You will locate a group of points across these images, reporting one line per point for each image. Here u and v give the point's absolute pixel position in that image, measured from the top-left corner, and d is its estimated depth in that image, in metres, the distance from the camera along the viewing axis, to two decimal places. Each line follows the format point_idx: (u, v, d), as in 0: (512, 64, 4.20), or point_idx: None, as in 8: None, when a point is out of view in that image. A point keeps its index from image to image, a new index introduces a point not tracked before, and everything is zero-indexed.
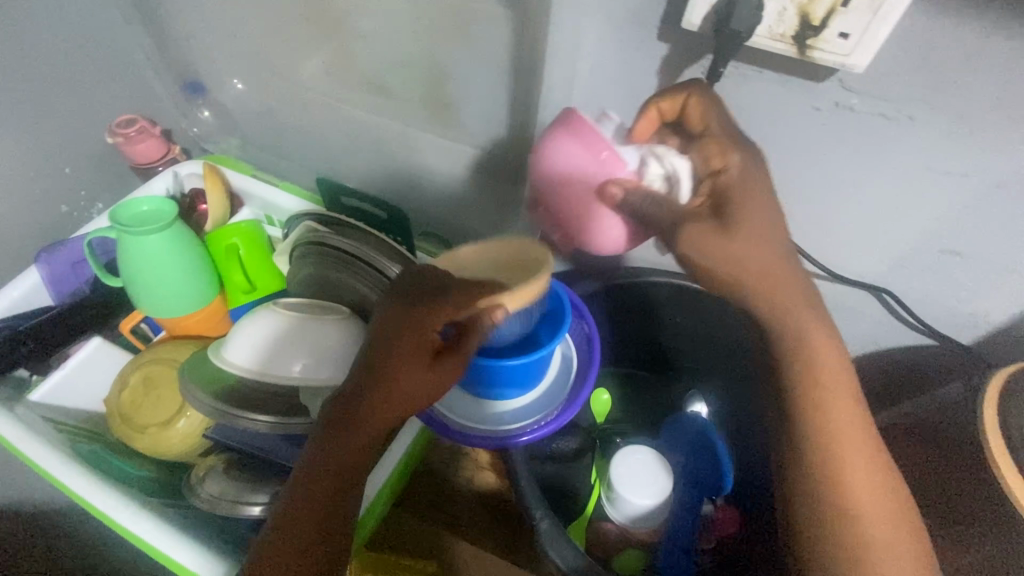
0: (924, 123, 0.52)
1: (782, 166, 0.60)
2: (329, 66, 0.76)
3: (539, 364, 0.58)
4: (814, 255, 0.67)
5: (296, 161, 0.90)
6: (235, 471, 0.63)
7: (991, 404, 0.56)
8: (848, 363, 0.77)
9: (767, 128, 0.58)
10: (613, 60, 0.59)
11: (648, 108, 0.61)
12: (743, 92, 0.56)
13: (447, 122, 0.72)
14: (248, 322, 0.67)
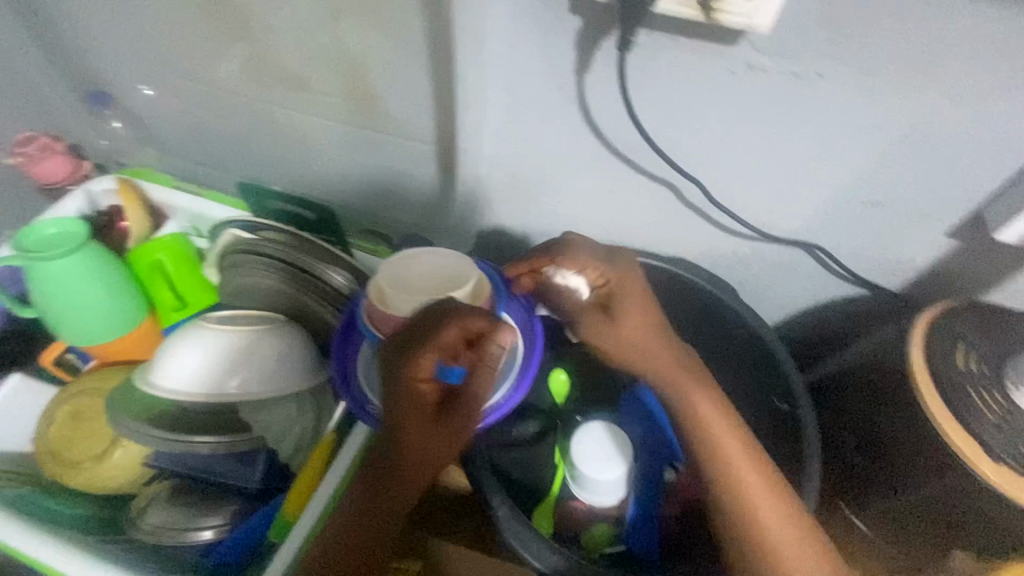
0: (830, 78, 0.53)
1: (703, 134, 0.61)
2: (238, 68, 0.68)
3: None
4: (744, 218, 0.68)
5: (221, 168, 0.86)
6: (180, 497, 0.62)
7: (918, 347, 0.59)
8: (788, 320, 0.80)
9: (687, 96, 0.58)
10: (530, 43, 0.58)
11: (569, 85, 0.60)
12: (659, 63, 0.56)
13: (369, 117, 0.67)
14: (171, 346, 0.63)
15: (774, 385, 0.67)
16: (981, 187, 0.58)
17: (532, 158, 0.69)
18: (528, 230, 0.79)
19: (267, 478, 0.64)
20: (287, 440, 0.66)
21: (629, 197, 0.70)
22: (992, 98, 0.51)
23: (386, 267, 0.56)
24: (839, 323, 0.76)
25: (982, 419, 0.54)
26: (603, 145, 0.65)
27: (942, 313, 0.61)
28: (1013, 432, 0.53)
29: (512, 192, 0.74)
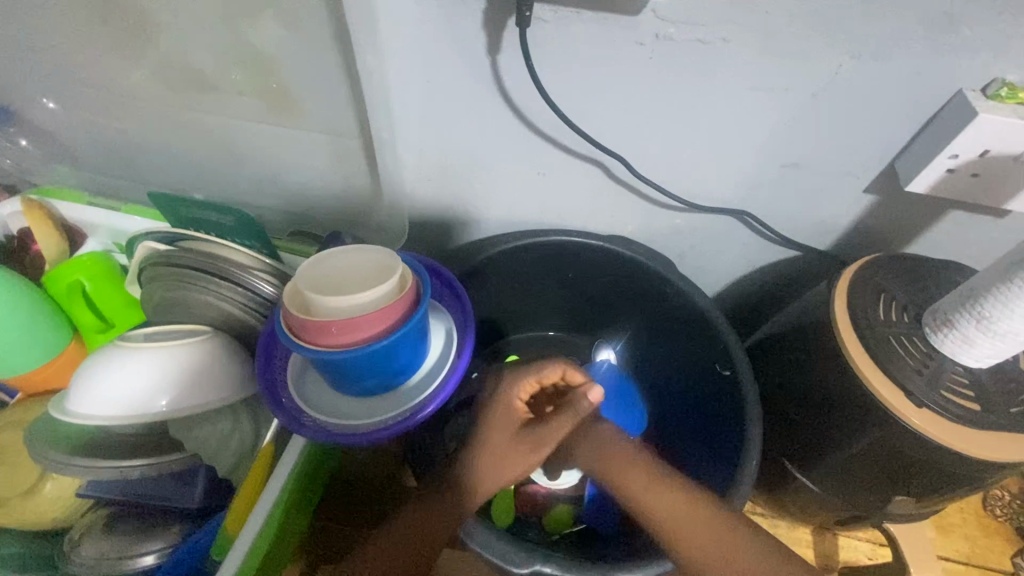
0: (737, 43, 0.53)
1: (622, 109, 0.60)
2: (147, 72, 0.68)
3: (412, 341, 0.57)
4: (674, 191, 0.68)
5: (147, 178, 0.83)
6: (116, 527, 0.67)
7: (842, 305, 0.60)
8: (731, 286, 0.81)
9: (600, 72, 0.57)
10: (433, 27, 0.56)
11: (482, 69, 0.59)
12: (568, 39, 0.55)
13: (289, 113, 0.68)
14: (98, 368, 0.65)
15: (715, 353, 0.68)
16: (896, 143, 0.59)
17: (459, 146, 0.68)
18: (467, 220, 0.78)
19: (206, 497, 0.68)
20: (229, 461, 0.68)
21: (560, 179, 0.70)
22: (897, 52, 0.51)
23: (298, 273, 0.55)
24: (778, 284, 0.79)
25: (904, 366, 0.56)
26: (526, 127, 0.64)
27: (863, 265, 0.62)
28: (932, 376, 0.55)
29: (444, 183, 0.73)
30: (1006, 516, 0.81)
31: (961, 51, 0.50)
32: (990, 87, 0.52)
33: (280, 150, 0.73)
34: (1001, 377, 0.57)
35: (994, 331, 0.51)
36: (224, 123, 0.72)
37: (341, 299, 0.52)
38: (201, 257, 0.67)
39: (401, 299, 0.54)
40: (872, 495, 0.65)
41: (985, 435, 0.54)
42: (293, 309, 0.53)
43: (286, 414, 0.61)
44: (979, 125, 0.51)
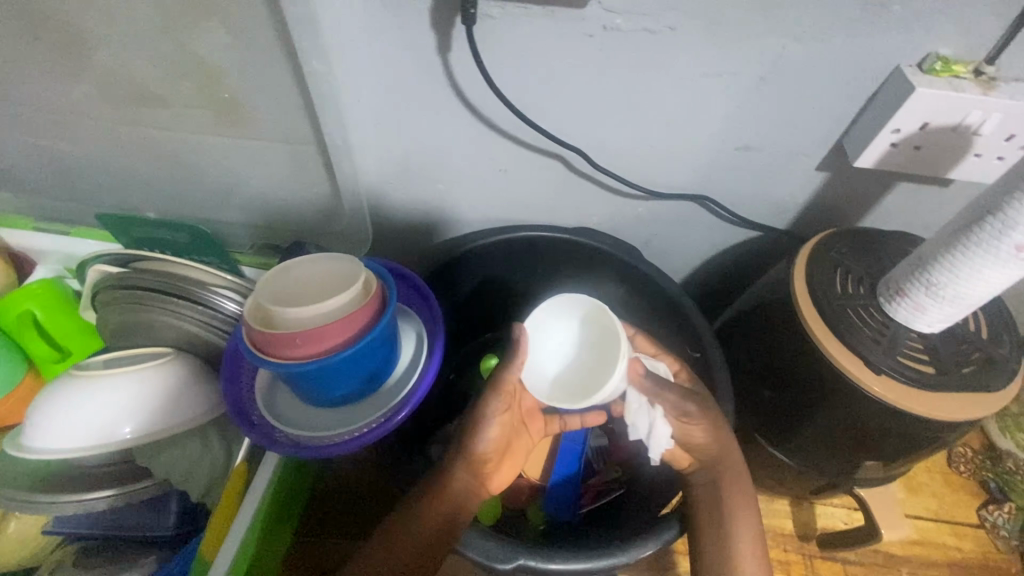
0: (683, 31, 0.54)
1: (577, 101, 0.61)
2: (87, 88, 0.65)
3: (381, 348, 0.57)
4: (635, 180, 0.69)
5: (97, 198, 0.80)
6: (86, 560, 0.65)
7: (801, 280, 0.62)
8: (698, 269, 0.83)
9: (552, 65, 0.57)
10: (381, 28, 0.55)
11: (434, 68, 0.58)
12: (517, 34, 0.55)
13: (241, 123, 0.67)
14: (53, 400, 0.63)
15: (685, 336, 0.69)
16: (842, 120, 0.60)
17: (418, 148, 0.67)
18: (432, 222, 0.78)
19: (180, 521, 0.67)
20: (202, 483, 0.67)
21: (522, 174, 0.70)
22: (836, 33, 0.53)
23: (258, 288, 0.55)
24: (742, 265, 0.80)
25: (862, 335, 0.58)
26: (483, 125, 0.64)
27: (819, 241, 0.64)
28: (889, 343, 0.58)
29: (406, 185, 0.72)
30: (970, 472, 0.85)
31: (897, 28, 0.52)
32: (926, 61, 0.54)
33: (236, 161, 0.72)
34: (952, 339, 0.59)
35: (942, 296, 0.54)
36: (173, 137, 0.70)
37: (305, 309, 0.52)
38: (158, 278, 0.65)
39: (367, 304, 0.54)
40: (841, 463, 0.67)
41: (944, 396, 0.57)
42: (255, 324, 0.52)
43: (257, 433, 0.60)
44: (917, 98, 0.53)
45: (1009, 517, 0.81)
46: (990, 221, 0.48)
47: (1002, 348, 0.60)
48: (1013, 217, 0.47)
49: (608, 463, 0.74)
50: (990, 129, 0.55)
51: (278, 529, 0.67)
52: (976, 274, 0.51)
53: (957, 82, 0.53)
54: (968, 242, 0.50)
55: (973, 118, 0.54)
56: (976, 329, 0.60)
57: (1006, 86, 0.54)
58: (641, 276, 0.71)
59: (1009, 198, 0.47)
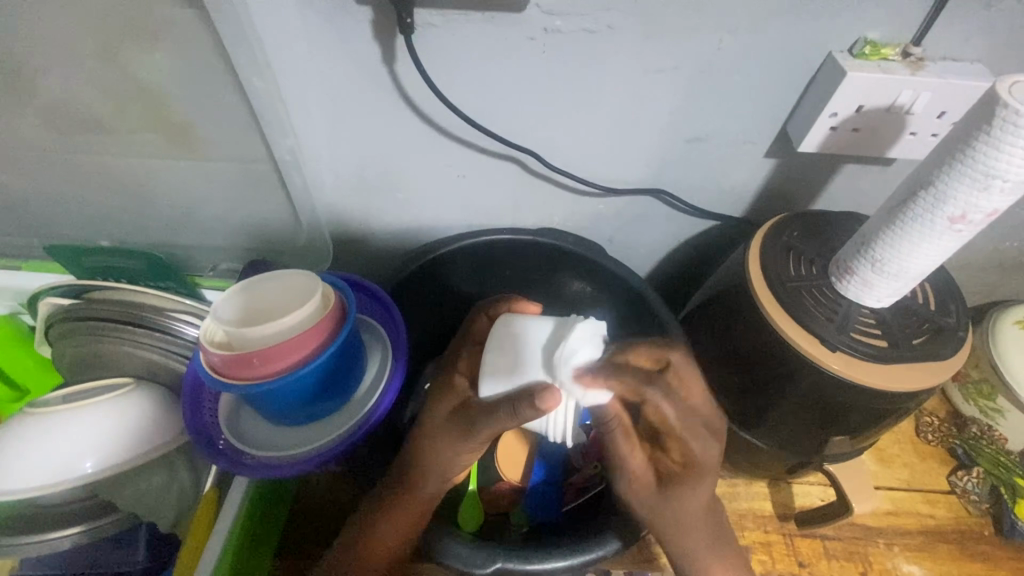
0: (621, 29, 0.55)
1: (527, 104, 0.61)
2: (28, 120, 0.64)
3: (342, 360, 0.58)
4: (590, 177, 0.70)
5: (50, 231, 0.79)
6: None
7: (754, 265, 0.63)
8: (661, 262, 0.84)
9: (496, 69, 0.58)
10: (323, 42, 0.55)
11: (380, 77, 0.58)
12: (460, 41, 0.55)
13: (191, 146, 0.66)
14: (10, 440, 0.61)
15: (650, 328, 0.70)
16: (785, 106, 0.62)
17: (373, 159, 0.67)
18: (393, 232, 0.77)
19: (151, 556, 0.65)
20: (172, 513, 0.66)
21: (479, 179, 0.70)
22: (769, 23, 0.54)
23: (214, 308, 0.54)
24: (704, 254, 0.82)
25: (815, 315, 0.59)
26: (435, 132, 0.64)
27: (771, 227, 0.66)
28: (842, 322, 0.59)
29: (363, 198, 0.72)
30: (938, 440, 0.87)
31: (826, 15, 0.54)
32: (856, 46, 0.56)
33: (190, 184, 0.71)
34: (902, 313, 0.61)
35: (887, 271, 0.55)
36: (122, 163, 0.68)
37: (263, 328, 0.51)
38: (112, 307, 0.64)
39: (326, 318, 0.54)
40: (809, 442, 0.68)
41: (898, 368, 0.58)
42: (212, 346, 0.52)
43: (225, 459, 0.60)
44: (850, 81, 0.55)
45: (979, 481, 0.83)
46: (924, 196, 0.50)
47: (949, 317, 0.62)
48: (944, 190, 0.48)
49: (588, 459, 0.72)
50: (921, 108, 0.57)
51: (255, 553, 0.66)
52: (917, 248, 0.53)
53: (887, 65, 0.55)
54: (906, 217, 0.52)
55: (905, 98, 0.56)
56: (925, 302, 0.63)
57: (934, 65, 0.56)
58: (605, 271, 0.72)
59: (939, 173, 0.49)
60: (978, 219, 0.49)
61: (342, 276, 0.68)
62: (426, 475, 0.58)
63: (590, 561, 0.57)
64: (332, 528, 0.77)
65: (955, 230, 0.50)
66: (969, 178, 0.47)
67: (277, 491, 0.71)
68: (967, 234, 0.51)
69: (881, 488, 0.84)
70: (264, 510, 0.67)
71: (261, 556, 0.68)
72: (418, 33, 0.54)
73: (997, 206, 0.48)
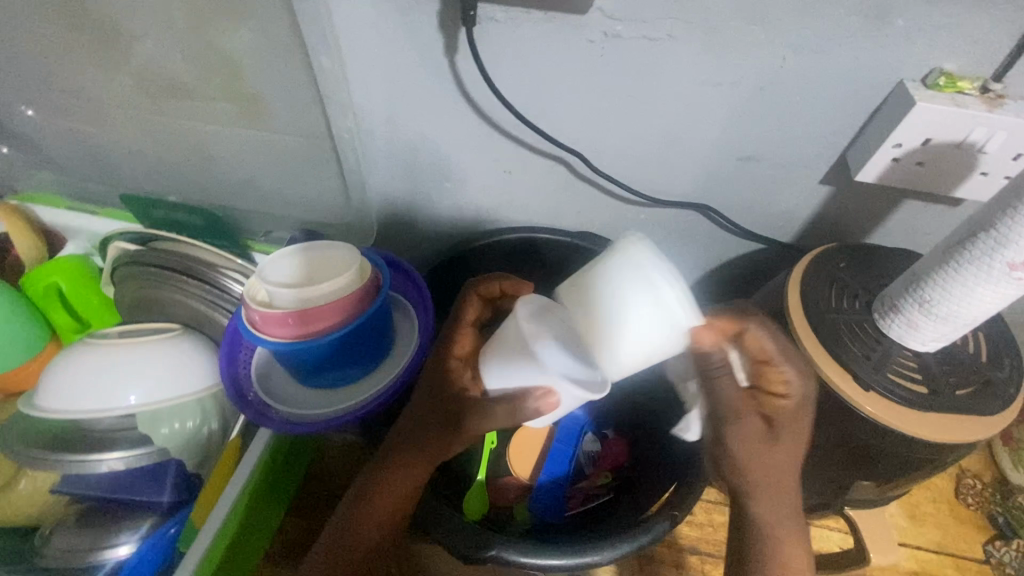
0: (683, 39, 0.54)
1: (580, 107, 0.62)
2: (118, 77, 0.69)
3: (371, 331, 0.60)
4: (634, 186, 0.69)
5: (127, 183, 0.85)
6: (87, 521, 0.66)
7: (793, 290, 0.61)
8: (698, 280, 0.82)
9: (553, 68, 0.58)
10: (390, 26, 0.57)
11: (440, 67, 0.60)
12: (521, 38, 0.56)
13: (259, 116, 0.70)
14: (69, 363, 0.66)
15: None
16: (847, 134, 0.60)
17: (423, 146, 0.69)
18: (434, 219, 0.79)
19: (175, 496, 0.68)
20: (196, 457, 0.71)
21: (524, 176, 0.71)
22: (839, 45, 0.52)
23: (261, 269, 0.57)
24: (744, 276, 0.80)
25: (851, 350, 0.57)
26: (487, 124, 0.65)
27: (816, 254, 0.63)
28: (879, 361, 0.56)
29: (409, 182, 0.74)
30: (978, 505, 0.81)
31: (900, 41, 0.51)
32: (929, 77, 0.53)
33: (253, 152, 0.75)
34: (948, 360, 0.57)
35: (935, 314, 0.52)
36: (196, 128, 0.73)
37: (300, 290, 0.54)
38: (176, 260, 0.70)
39: (361, 287, 0.56)
40: (832, 482, 0.66)
41: (937, 418, 0.55)
42: (252, 302, 0.55)
43: (252, 410, 0.63)
44: (918, 113, 0.52)
45: (1017, 554, 0.77)
46: (982, 238, 0.47)
47: (1000, 372, 0.58)
48: (1005, 234, 0.45)
49: (598, 468, 0.74)
50: (994, 147, 0.53)
51: (268, 506, 0.69)
52: (970, 293, 0.50)
53: (961, 99, 0.52)
54: (961, 259, 0.49)
55: (977, 135, 0.53)
56: (975, 352, 0.58)
57: (1015, 104, 0.53)
58: None
59: (1001, 216, 0.46)
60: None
61: (381, 254, 0.71)
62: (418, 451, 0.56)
63: (584, 565, 0.57)
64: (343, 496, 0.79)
65: (1013, 277, 0.47)
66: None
67: (298, 451, 0.74)
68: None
69: (907, 547, 0.79)
70: (282, 467, 0.70)
71: (275, 511, 0.71)
72: (480, 27, 0.56)
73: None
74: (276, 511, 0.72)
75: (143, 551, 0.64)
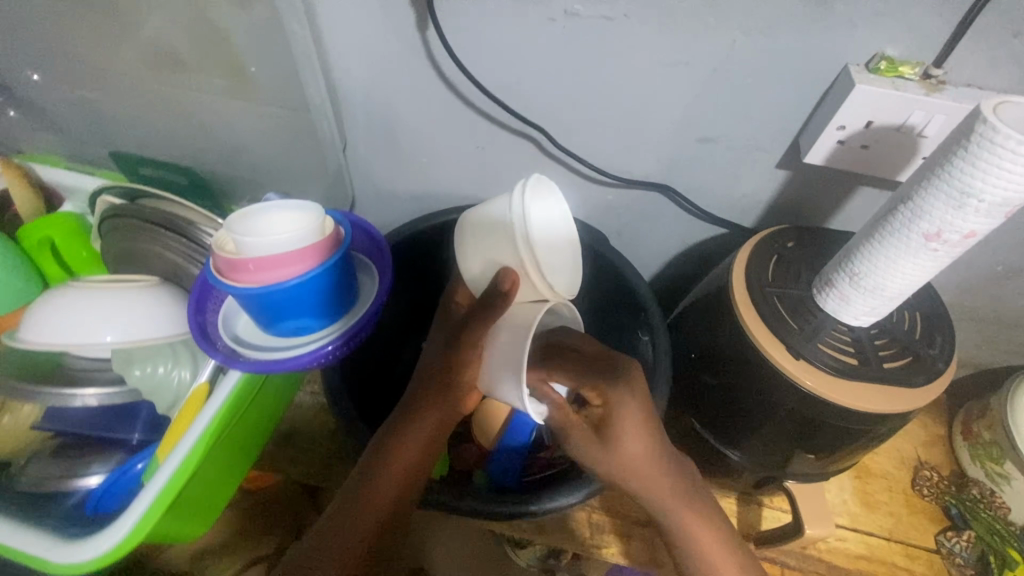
0: (637, 19, 0.58)
1: (545, 82, 0.66)
2: (108, 43, 0.72)
3: (332, 283, 0.63)
4: (603, 165, 0.75)
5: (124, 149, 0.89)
6: (62, 452, 0.71)
7: (739, 273, 0.64)
8: (668, 262, 0.89)
9: (518, 45, 0.63)
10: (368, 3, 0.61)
11: (414, 42, 0.64)
12: (489, 13, 0.60)
13: (245, 87, 0.72)
14: (44, 306, 0.69)
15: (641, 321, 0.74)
16: (799, 117, 0.64)
17: (404, 121, 0.74)
18: (415, 187, 0.85)
19: (145, 434, 0.74)
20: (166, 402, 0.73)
21: (498, 151, 0.76)
22: (782, 29, 0.56)
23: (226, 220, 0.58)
24: (707, 257, 0.85)
25: (788, 324, 0.60)
26: (459, 99, 0.70)
27: (766, 233, 0.68)
28: (812, 331, 0.59)
29: (391, 154, 0.80)
30: (933, 496, 0.82)
31: (840, 26, 0.54)
32: (872, 61, 0.56)
33: (239, 124, 0.79)
34: (879, 335, 0.61)
35: (863, 286, 0.55)
36: (186, 98, 0.77)
37: (262, 239, 0.56)
38: (157, 214, 0.73)
39: (323, 239, 0.59)
40: (777, 456, 0.68)
41: (867, 386, 0.57)
42: (218, 252, 0.57)
43: (221, 354, 0.65)
44: (860, 94, 0.55)
45: (968, 546, 0.77)
46: (901, 211, 0.49)
47: (931, 348, 0.61)
48: (920, 206, 0.47)
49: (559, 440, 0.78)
50: (934, 130, 0.56)
51: (233, 451, 0.72)
52: (893, 265, 0.52)
53: (901, 82, 0.55)
54: (884, 232, 0.51)
55: (917, 118, 0.55)
56: (910, 329, 0.62)
57: (955, 89, 0.55)
58: (605, 255, 0.77)
59: (918, 187, 0.48)
60: (955, 239, 0.48)
61: (349, 216, 0.75)
62: (413, 425, 0.62)
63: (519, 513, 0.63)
64: (309, 453, 0.82)
65: (930, 248, 0.49)
66: (945, 195, 0.45)
67: (270, 410, 0.78)
68: (944, 255, 0.50)
69: (858, 532, 0.80)
70: (242, 416, 0.71)
71: (238, 464, 0.75)
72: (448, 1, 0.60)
73: (973, 226, 0.46)
74: (241, 465, 0.75)
75: (113, 478, 0.67)
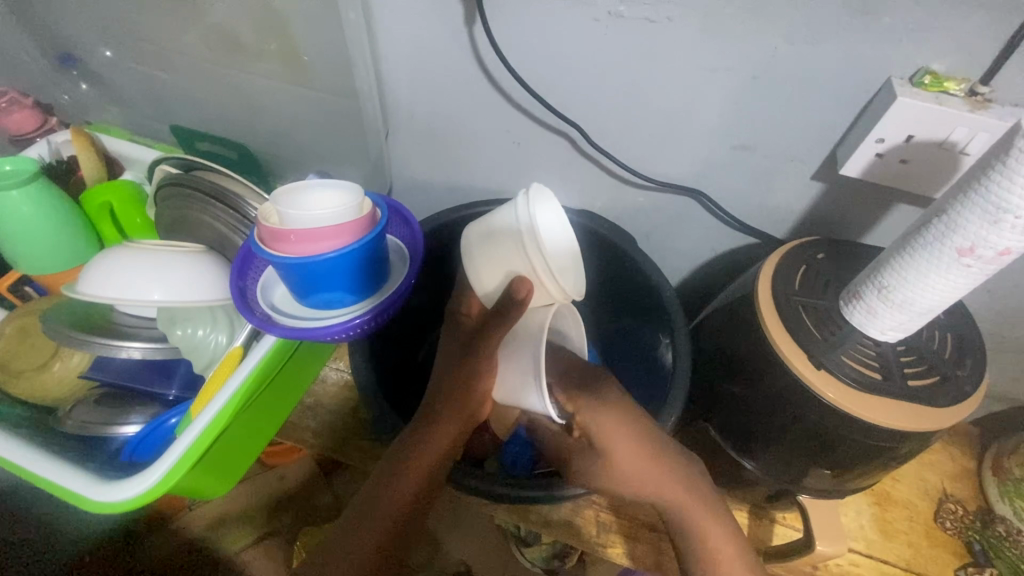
0: (679, 23, 0.58)
1: (584, 82, 0.67)
2: (174, 23, 0.77)
3: (366, 260, 0.65)
4: (635, 167, 0.75)
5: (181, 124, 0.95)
6: (103, 400, 0.75)
7: (764, 279, 0.64)
8: (695, 269, 0.89)
9: (560, 42, 0.64)
10: None
11: (459, 35, 0.66)
12: (533, 10, 0.62)
13: (298, 72, 0.76)
14: (100, 262, 0.73)
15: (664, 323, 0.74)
16: (837, 130, 0.63)
17: (443, 112, 0.77)
18: (452, 179, 0.87)
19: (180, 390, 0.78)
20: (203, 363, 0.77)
21: (534, 148, 0.77)
22: (827, 39, 0.56)
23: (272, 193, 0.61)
24: (736, 266, 0.85)
25: (811, 335, 0.59)
26: (498, 94, 0.72)
27: (795, 244, 0.67)
28: (837, 343, 0.58)
29: (430, 145, 0.82)
30: (956, 530, 0.79)
31: (886, 37, 0.54)
32: (916, 75, 0.55)
33: (290, 106, 0.83)
34: (907, 353, 0.60)
35: (893, 301, 0.54)
36: (241, 78, 0.81)
37: (302, 211, 0.58)
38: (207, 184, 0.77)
39: (359, 216, 0.61)
40: (793, 470, 0.67)
41: (888, 402, 0.56)
42: (262, 222, 0.60)
43: (257, 318, 0.68)
44: (901, 107, 0.54)
45: None
46: (937, 225, 0.48)
47: (961, 370, 0.59)
48: (955, 220, 0.47)
49: None
50: (977, 148, 0.55)
51: (258, 417, 0.75)
52: (925, 281, 0.51)
53: (945, 98, 0.54)
54: (918, 246, 0.50)
55: (959, 135, 0.54)
56: (940, 349, 0.61)
57: (1001, 108, 0.54)
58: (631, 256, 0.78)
59: (954, 203, 0.47)
60: (989, 256, 0.46)
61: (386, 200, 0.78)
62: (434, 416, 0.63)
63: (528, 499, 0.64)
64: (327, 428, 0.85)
65: (964, 265, 0.48)
66: (981, 211, 0.44)
67: (295, 382, 0.81)
68: (979, 273, 0.48)
69: (873, 559, 0.78)
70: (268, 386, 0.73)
71: (264, 431, 0.78)
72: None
73: (1009, 245, 0.45)
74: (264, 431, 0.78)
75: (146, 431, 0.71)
